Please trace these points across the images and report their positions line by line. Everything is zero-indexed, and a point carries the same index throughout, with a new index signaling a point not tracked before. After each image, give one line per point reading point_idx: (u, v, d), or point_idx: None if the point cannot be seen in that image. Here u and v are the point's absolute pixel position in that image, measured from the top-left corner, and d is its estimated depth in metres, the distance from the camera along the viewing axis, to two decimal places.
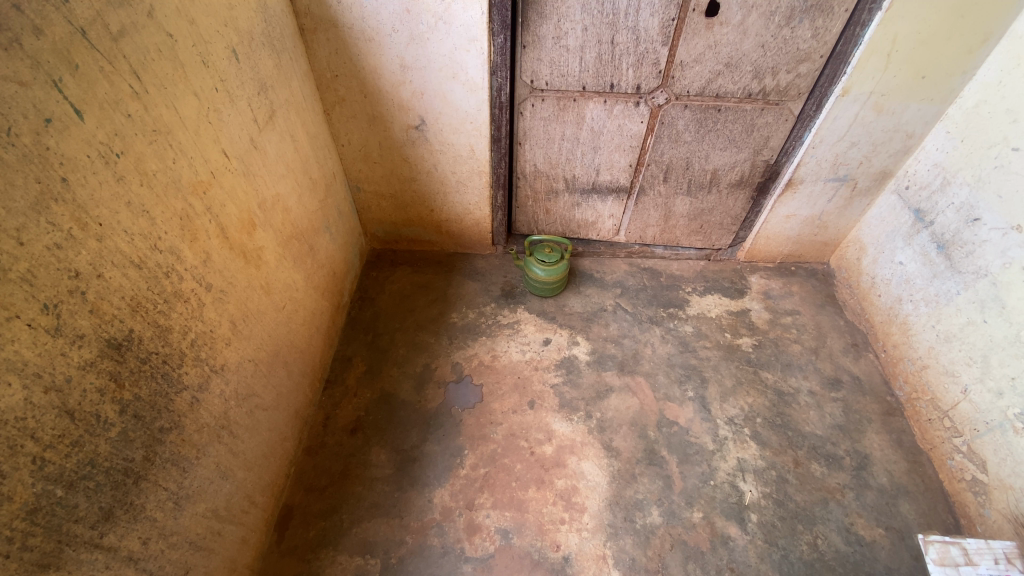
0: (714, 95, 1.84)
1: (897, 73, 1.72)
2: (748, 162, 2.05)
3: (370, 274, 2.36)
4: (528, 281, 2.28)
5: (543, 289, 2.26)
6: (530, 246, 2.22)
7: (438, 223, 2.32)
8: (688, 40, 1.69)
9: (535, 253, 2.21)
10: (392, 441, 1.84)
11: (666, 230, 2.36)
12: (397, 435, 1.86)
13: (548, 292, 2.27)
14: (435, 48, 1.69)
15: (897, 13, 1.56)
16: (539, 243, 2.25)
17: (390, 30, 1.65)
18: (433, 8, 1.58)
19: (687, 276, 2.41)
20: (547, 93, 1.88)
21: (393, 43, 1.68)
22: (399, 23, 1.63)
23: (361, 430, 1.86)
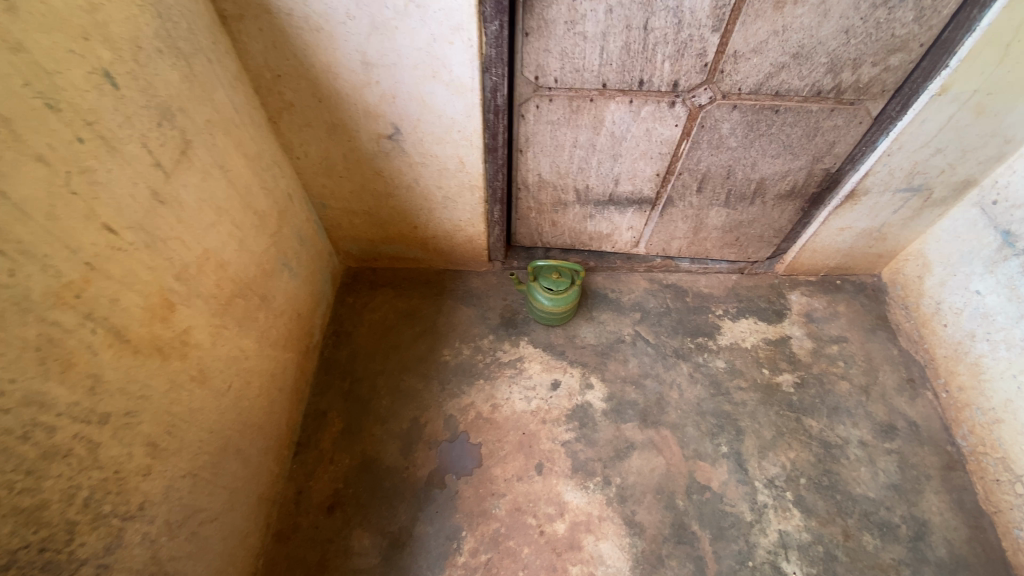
0: (772, 93, 1.43)
1: (1015, 68, 1.31)
2: (804, 171, 1.66)
3: (345, 300, 2.00)
4: (529, 307, 1.93)
5: (546, 318, 1.91)
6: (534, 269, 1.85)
7: (423, 241, 1.94)
8: (746, 25, 1.25)
9: (539, 277, 1.85)
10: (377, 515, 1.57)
11: (694, 243, 1.99)
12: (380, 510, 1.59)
13: (554, 322, 1.92)
14: (406, 41, 1.25)
15: None
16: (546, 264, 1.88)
17: (344, 17, 1.20)
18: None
19: (717, 294, 2.07)
20: (556, 92, 1.45)
21: (349, 34, 1.24)
22: (355, 7, 1.18)
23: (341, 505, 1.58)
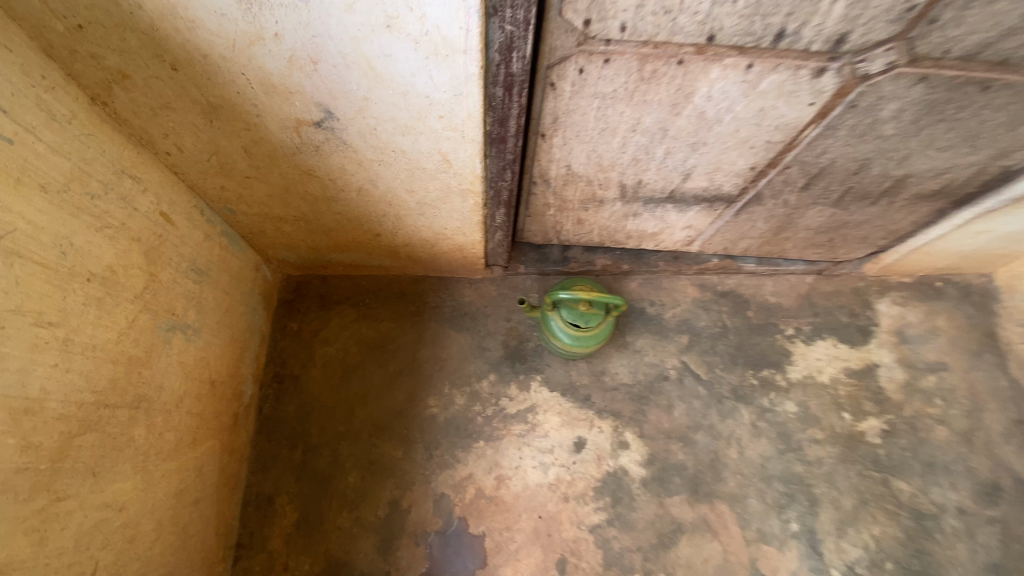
0: (997, 60, 0.81)
1: None
2: (972, 168, 1.09)
3: (287, 327, 1.45)
4: (544, 337, 1.41)
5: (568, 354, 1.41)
6: (552, 298, 1.28)
7: (391, 249, 1.34)
8: None
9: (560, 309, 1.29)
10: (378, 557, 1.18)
11: (770, 243, 1.44)
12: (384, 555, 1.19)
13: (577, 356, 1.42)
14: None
15: None
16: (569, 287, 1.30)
17: None
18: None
19: (788, 305, 1.57)
20: (620, 45, 0.78)
21: None
22: None
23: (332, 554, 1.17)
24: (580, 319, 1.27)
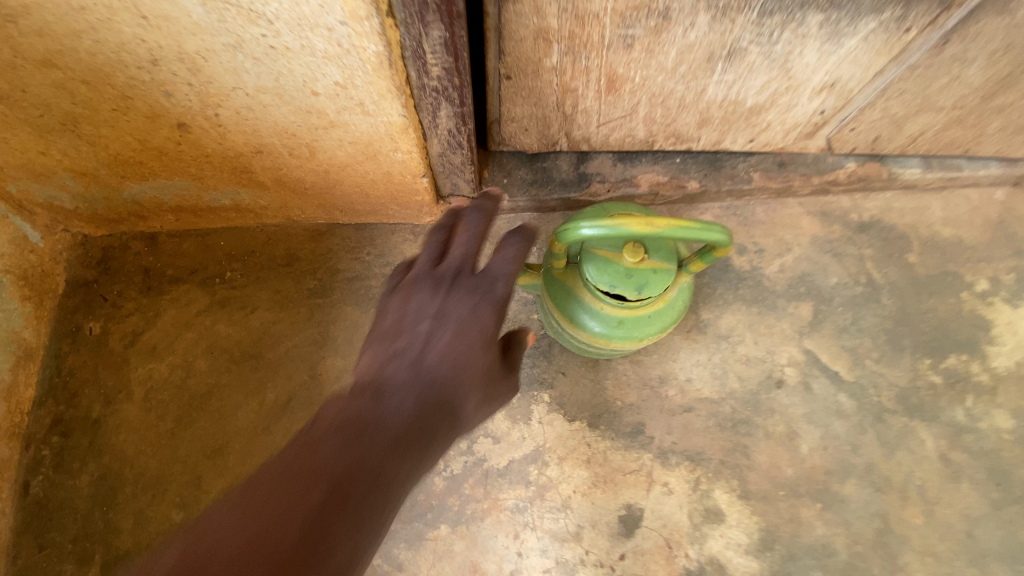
0: None
1: None
2: None
3: (83, 332, 0.80)
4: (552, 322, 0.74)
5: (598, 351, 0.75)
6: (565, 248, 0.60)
7: (231, 165, 0.66)
8: None
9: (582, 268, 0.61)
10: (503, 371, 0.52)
11: (965, 119, 0.76)
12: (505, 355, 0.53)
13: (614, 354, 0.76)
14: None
15: None
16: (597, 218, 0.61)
17: None
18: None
19: (972, 240, 0.89)
20: None
21: None
22: None
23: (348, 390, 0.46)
24: (628, 287, 0.60)
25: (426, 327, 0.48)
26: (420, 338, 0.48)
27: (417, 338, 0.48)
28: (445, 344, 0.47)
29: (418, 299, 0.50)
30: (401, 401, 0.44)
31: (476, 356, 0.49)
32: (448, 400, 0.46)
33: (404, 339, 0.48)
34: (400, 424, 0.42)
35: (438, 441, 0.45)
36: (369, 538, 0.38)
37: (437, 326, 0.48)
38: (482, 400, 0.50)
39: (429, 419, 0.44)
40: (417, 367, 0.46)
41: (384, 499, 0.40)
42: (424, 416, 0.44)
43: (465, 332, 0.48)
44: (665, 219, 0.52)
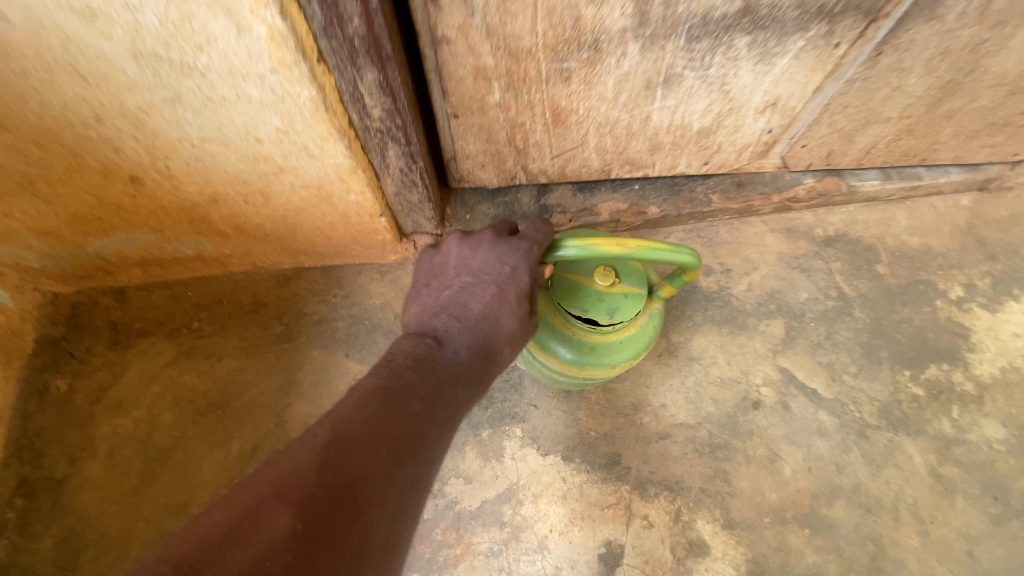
0: None
1: None
2: None
3: (50, 391, 0.79)
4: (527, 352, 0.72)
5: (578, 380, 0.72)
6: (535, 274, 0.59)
7: (190, 216, 0.67)
8: None
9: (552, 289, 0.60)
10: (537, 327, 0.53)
11: (914, 128, 0.77)
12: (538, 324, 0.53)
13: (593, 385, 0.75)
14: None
15: None
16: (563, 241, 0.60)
17: None
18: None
19: (942, 248, 0.89)
20: None
21: None
22: None
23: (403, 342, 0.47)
24: (599, 312, 0.59)
25: (484, 281, 0.50)
26: (473, 288, 0.50)
27: (468, 290, 0.50)
28: (502, 297, 0.50)
29: (471, 250, 0.52)
30: (457, 346, 0.48)
31: (509, 310, 0.49)
32: (498, 345, 0.49)
33: (450, 291, 0.51)
34: (461, 366, 0.47)
35: (488, 376, 0.49)
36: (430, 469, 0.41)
37: (493, 279, 0.50)
38: (517, 354, 0.52)
39: (484, 360, 0.48)
40: (472, 309, 0.49)
41: (435, 440, 0.42)
42: (480, 356, 0.48)
43: (513, 288, 0.49)
44: (633, 240, 0.50)
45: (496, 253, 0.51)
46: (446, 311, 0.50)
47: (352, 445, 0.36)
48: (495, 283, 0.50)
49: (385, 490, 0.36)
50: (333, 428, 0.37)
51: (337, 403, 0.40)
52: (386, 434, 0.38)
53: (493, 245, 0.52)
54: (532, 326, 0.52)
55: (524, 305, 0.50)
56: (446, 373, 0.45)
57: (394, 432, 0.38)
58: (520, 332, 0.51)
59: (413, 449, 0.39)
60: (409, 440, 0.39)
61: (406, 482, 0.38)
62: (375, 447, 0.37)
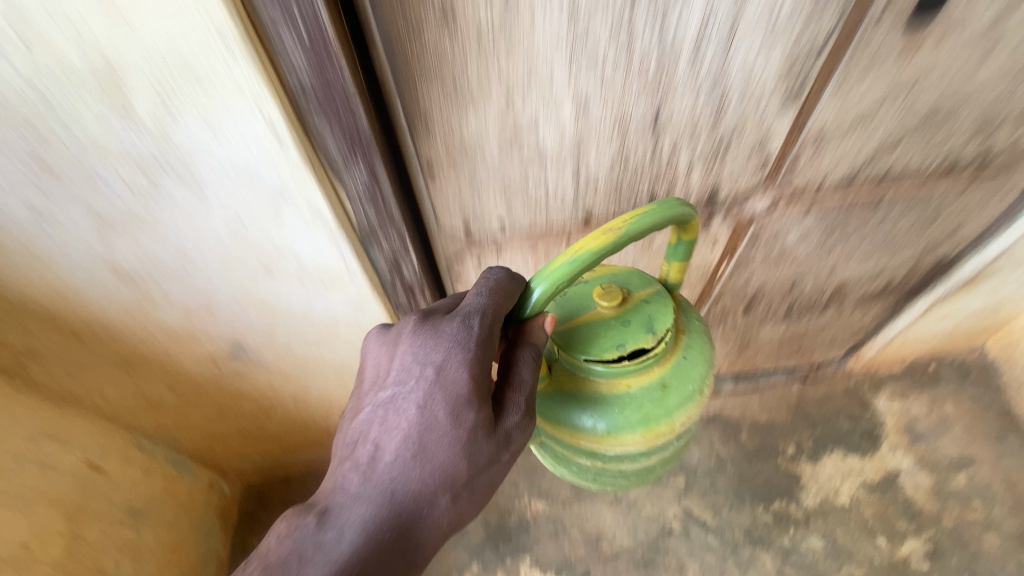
0: (874, 181, 0.81)
1: None
2: (905, 267, 1.07)
3: (248, 546, 1.33)
4: (593, 467, 0.69)
5: (651, 468, 0.72)
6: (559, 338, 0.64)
7: None
8: (846, 92, 0.65)
9: (597, 358, 0.62)
10: (519, 433, 0.52)
11: (739, 360, 1.37)
12: (522, 414, 0.53)
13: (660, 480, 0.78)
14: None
15: None
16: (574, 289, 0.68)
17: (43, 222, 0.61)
18: (117, 146, 0.54)
19: (781, 421, 1.44)
20: (507, 232, 0.80)
21: (74, 246, 0.64)
22: (52, 202, 0.59)
23: (295, 513, 0.49)
24: (641, 336, 0.62)
25: (409, 403, 0.50)
26: (396, 404, 0.50)
27: (394, 413, 0.50)
28: (430, 420, 0.49)
29: (404, 360, 0.52)
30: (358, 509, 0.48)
31: (460, 459, 0.49)
32: (432, 490, 0.48)
33: (377, 418, 0.51)
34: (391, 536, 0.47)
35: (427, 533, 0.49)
36: None
37: (419, 388, 0.50)
38: (475, 500, 0.52)
39: (414, 517, 0.48)
40: (411, 471, 0.48)
41: None
42: (412, 510, 0.48)
43: (440, 392, 0.50)
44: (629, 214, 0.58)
45: (419, 340, 0.52)
46: (382, 445, 0.49)
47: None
48: (421, 395, 0.50)
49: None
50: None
51: (272, 529, 0.48)
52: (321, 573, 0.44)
53: (411, 337, 0.53)
54: (496, 461, 0.51)
55: (469, 433, 0.49)
56: (377, 523, 0.47)
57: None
58: (463, 471, 0.49)
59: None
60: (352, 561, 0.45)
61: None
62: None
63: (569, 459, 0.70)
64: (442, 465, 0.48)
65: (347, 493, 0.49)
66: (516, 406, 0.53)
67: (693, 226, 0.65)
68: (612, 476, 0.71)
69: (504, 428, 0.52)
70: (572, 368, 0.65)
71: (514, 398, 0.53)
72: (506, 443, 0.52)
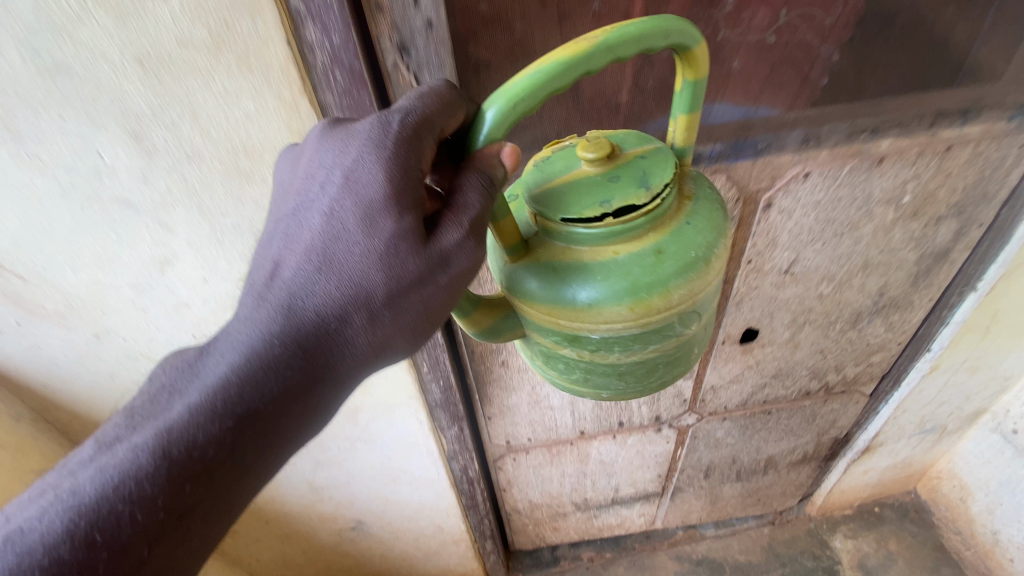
0: (760, 402, 1.30)
1: (997, 337, 1.22)
2: (812, 443, 1.50)
3: None
4: (581, 362, 0.58)
5: (651, 369, 0.58)
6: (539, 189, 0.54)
7: None
8: (719, 367, 1.17)
9: (577, 216, 0.50)
10: (460, 255, 0.47)
11: (713, 510, 1.75)
12: (466, 232, 0.46)
13: (666, 385, 0.62)
14: (150, 237, 0.68)
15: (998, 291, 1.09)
16: (556, 155, 0.57)
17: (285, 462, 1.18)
18: (346, 433, 1.12)
19: (756, 561, 1.79)
20: (531, 443, 1.28)
21: (294, 472, 1.21)
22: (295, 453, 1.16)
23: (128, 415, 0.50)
24: (631, 192, 0.50)
25: (316, 214, 0.47)
26: (302, 218, 0.48)
27: (296, 226, 0.48)
28: (336, 233, 0.46)
29: (310, 169, 0.48)
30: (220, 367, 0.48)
31: (375, 272, 0.46)
32: (336, 307, 0.47)
33: (277, 234, 0.49)
34: (236, 405, 0.47)
35: (327, 369, 0.49)
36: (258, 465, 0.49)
37: (327, 195, 0.47)
38: (397, 325, 0.48)
39: (311, 341, 0.48)
40: (311, 284, 0.47)
41: (274, 451, 0.50)
42: (309, 329, 0.47)
43: (350, 197, 0.46)
44: (610, 25, 0.46)
45: (331, 144, 0.48)
46: (280, 259, 0.48)
47: (157, 437, 0.47)
48: (327, 209, 0.46)
49: (195, 527, 0.48)
50: (146, 418, 0.49)
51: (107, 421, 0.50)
52: (182, 406, 0.47)
53: (320, 146, 0.48)
54: (430, 282, 0.47)
55: (386, 247, 0.45)
56: (259, 340, 0.47)
57: (191, 419, 0.47)
58: (375, 294, 0.46)
59: (221, 429, 0.47)
60: (228, 376, 0.47)
61: (203, 535, 0.48)
62: (181, 475, 0.46)
63: (553, 351, 0.59)
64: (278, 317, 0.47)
65: (234, 320, 0.50)
66: (458, 223, 0.46)
67: (698, 55, 0.51)
68: (604, 375, 0.59)
69: (440, 245, 0.46)
70: (549, 235, 0.54)
71: (455, 218, 0.46)
72: (441, 266, 0.47)
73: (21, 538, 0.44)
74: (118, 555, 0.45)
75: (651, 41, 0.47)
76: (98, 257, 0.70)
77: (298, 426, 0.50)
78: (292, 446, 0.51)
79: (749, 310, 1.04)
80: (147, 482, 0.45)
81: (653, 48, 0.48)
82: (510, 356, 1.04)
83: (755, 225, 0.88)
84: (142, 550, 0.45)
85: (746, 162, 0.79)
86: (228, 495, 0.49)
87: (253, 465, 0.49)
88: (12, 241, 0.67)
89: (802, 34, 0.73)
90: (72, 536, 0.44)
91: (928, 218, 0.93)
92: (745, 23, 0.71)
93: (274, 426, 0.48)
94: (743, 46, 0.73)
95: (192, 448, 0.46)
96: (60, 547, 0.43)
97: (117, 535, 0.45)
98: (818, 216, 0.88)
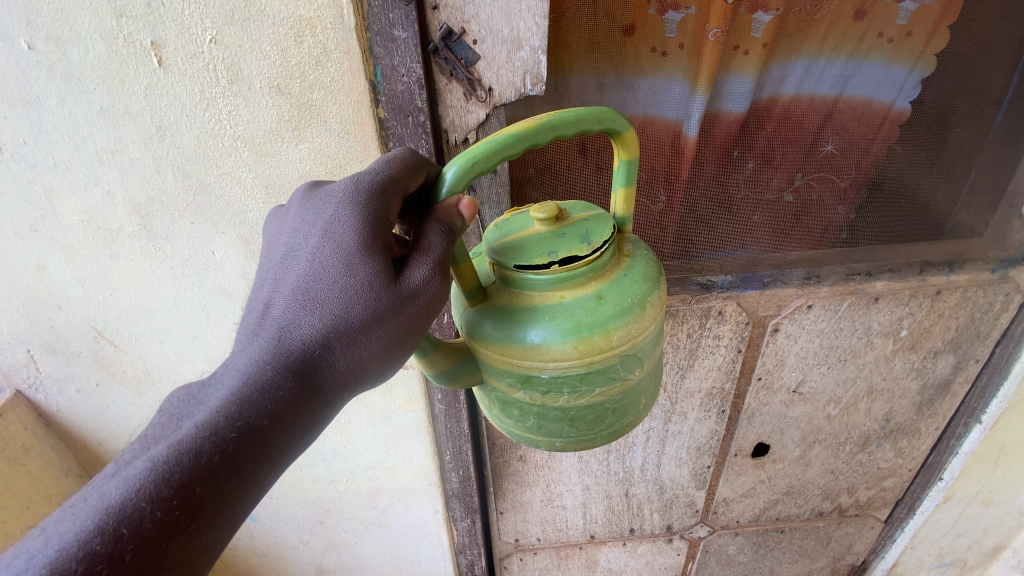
0: (773, 518, 1.30)
1: (1007, 471, 1.21)
2: (828, 569, 1.45)
3: None
4: (533, 407, 0.56)
5: (601, 415, 0.57)
6: (493, 245, 0.55)
7: None
8: (731, 479, 1.19)
9: (526, 264, 0.51)
10: (428, 289, 0.46)
11: None
12: (433, 270, 0.46)
13: (618, 436, 0.60)
14: (232, 318, 0.80)
15: (1004, 426, 1.11)
16: (513, 219, 0.58)
17: (297, 541, 1.20)
18: (361, 515, 1.15)
19: None
20: (540, 542, 1.28)
21: (304, 552, 1.22)
22: (309, 533, 1.18)
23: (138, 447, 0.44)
24: (575, 245, 0.52)
25: (299, 259, 0.46)
26: (287, 263, 0.47)
27: (280, 270, 0.47)
28: (319, 270, 0.45)
29: (292, 226, 0.48)
30: (224, 384, 0.45)
31: (356, 304, 0.45)
32: (327, 335, 0.45)
33: (266, 278, 0.48)
34: (240, 414, 0.43)
35: (333, 382, 0.47)
36: (265, 478, 0.44)
37: (308, 245, 0.46)
38: (382, 348, 0.47)
39: (311, 363, 0.46)
40: (306, 314, 0.45)
41: (281, 467, 0.45)
42: (307, 354, 0.45)
43: (331, 245, 0.45)
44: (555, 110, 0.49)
45: (313, 203, 0.48)
46: (273, 298, 0.46)
47: (168, 445, 0.42)
48: (311, 250, 0.46)
49: (211, 535, 0.42)
50: (157, 439, 0.43)
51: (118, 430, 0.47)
52: (188, 425, 0.43)
53: (301, 204, 0.48)
54: (402, 313, 0.46)
55: (365, 281, 0.45)
56: (266, 361, 0.45)
57: (208, 424, 0.42)
58: (360, 316, 0.45)
59: (237, 432, 0.42)
60: (231, 395, 0.43)
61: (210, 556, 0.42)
62: (194, 476, 0.41)
63: (508, 397, 0.57)
64: (277, 344, 0.45)
65: (239, 346, 0.47)
66: (424, 261, 0.46)
67: (630, 137, 0.54)
68: (556, 421, 0.57)
69: (411, 284, 0.46)
70: (505, 282, 0.55)
71: (420, 257, 0.46)
72: (412, 298, 0.46)
73: (32, 557, 0.37)
74: (141, 556, 0.39)
75: (589, 122, 0.50)
76: (185, 332, 0.81)
77: (302, 435, 0.46)
78: (298, 452, 0.46)
79: (760, 425, 1.09)
80: (161, 486, 0.40)
81: (590, 129, 0.51)
82: (527, 450, 1.08)
83: (764, 347, 0.96)
84: (161, 544, 0.39)
85: (754, 292, 0.89)
86: (239, 500, 0.43)
87: (263, 477, 0.44)
88: (118, 313, 0.79)
89: (821, 194, 0.94)
90: (92, 538, 0.38)
91: (926, 350, 1.01)
92: (765, 185, 0.94)
93: (284, 433, 0.44)
94: (766, 199, 0.93)
95: (208, 449, 0.42)
96: (90, 542, 0.38)
97: (141, 535, 0.39)
98: (822, 343, 0.97)
